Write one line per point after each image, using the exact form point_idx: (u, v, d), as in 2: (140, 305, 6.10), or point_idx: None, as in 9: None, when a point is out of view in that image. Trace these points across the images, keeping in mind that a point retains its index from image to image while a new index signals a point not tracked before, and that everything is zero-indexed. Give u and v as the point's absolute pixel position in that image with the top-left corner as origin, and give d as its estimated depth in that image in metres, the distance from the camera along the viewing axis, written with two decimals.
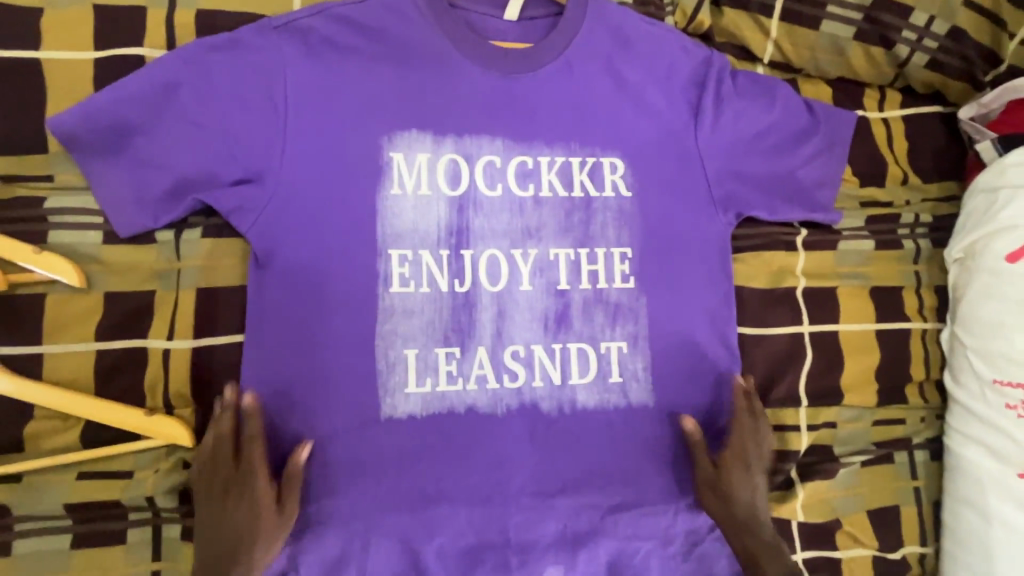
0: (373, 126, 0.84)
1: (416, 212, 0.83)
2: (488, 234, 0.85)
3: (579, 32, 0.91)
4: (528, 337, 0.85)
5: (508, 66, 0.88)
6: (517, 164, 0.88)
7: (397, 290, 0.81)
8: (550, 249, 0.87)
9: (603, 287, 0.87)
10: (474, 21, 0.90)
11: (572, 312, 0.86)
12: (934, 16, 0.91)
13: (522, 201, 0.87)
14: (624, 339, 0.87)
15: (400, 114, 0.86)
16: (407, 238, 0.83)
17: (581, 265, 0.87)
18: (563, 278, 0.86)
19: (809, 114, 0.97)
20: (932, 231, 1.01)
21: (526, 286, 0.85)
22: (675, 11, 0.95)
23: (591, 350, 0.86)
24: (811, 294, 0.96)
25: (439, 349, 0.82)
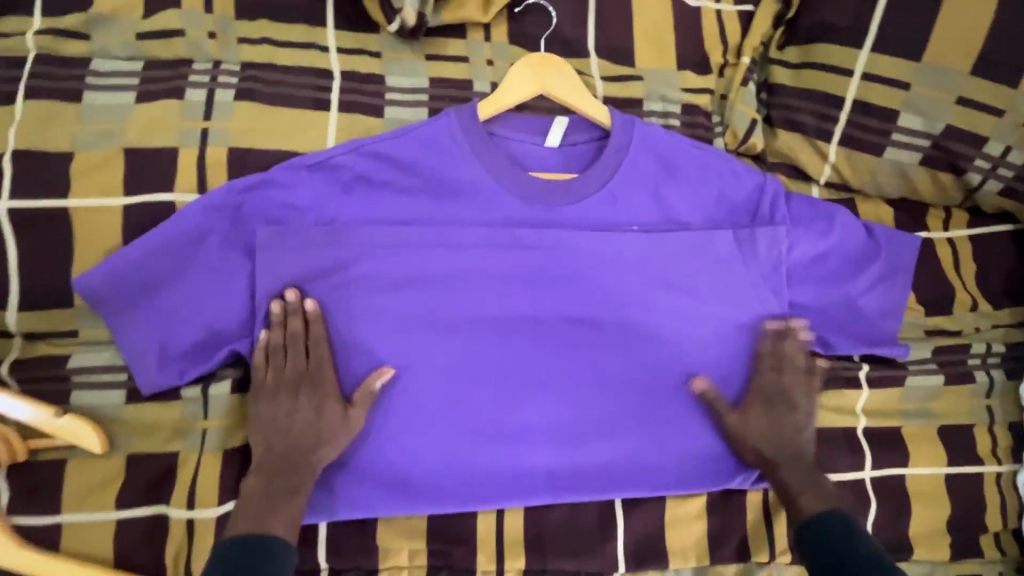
0: (405, 247, 0.81)
1: (450, 320, 0.81)
2: (534, 325, 0.83)
3: (624, 162, 0.86)
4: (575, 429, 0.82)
5: (549, 198, 0.84)
6: (554, 274, 0.84)
7: (435, 401, 0.79)
8: (600, 355, 0.84)
9: (654, 376, 0.84)
10: (513, 149, 0.87)
11: (616, 403, 0.83)
12: (1011, 145, 0.82)
13: (565, 309, 0.84)
14: (678, 440, 0.84)
15: (433, 236, 0.81)
16: (447, 330, 0.80)
17: (624, 380, 0.84)
18: (606, 388, 0.83)
19: (873, 244, 0.90)
20: (1005, 360, 0.93)
21: (573, 373, 0.83)
22: (725, 131, 0.90)
23: (640, 450, 0.83)
24: (874, 435, 0.88)
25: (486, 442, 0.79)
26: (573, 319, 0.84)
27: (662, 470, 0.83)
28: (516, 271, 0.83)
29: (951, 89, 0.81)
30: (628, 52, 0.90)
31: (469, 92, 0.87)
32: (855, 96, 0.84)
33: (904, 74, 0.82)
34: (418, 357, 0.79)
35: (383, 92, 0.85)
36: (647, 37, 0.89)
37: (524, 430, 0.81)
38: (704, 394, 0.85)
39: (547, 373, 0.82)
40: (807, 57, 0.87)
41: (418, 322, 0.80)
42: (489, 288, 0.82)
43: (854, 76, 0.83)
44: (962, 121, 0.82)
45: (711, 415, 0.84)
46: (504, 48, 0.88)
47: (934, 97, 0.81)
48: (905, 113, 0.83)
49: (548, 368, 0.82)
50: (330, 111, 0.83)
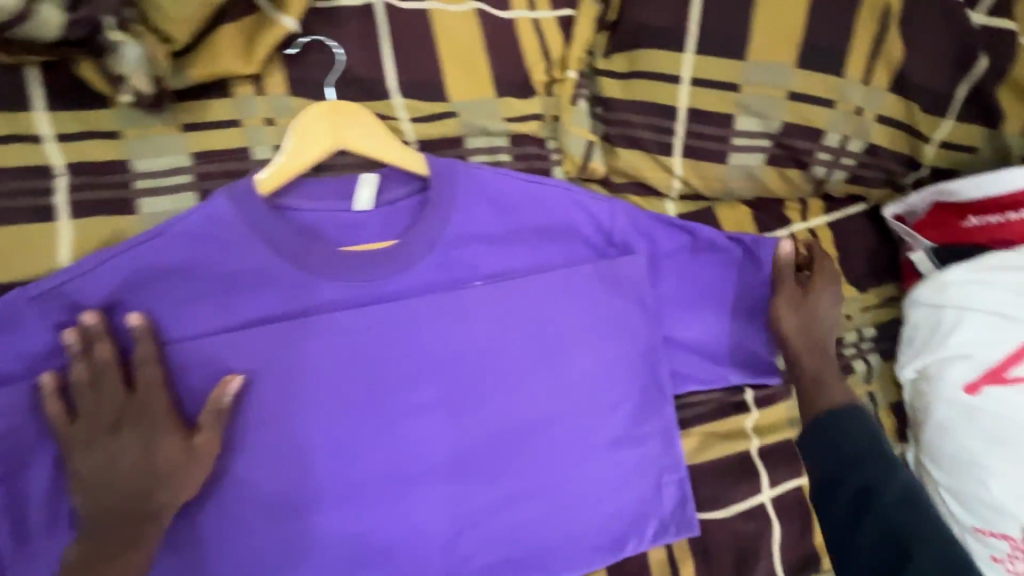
0: (196, 367, 0.67)
1: (274, 441, 0.68)
2: (379, 422, 0.71)
3: (452, 216, 0.74)
4: (448, 531, 0.72)
5: (368, 274, 0.71)
6: (394, 357, 0.72)
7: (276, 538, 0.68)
8: (465, 439, 0.73)
9: (526, 451, 0.75)
10: (315, 221, 0.71)
11: (493, 487, 0.73)
12: (849, 136, 0.78)
13: (414, 396, 0.72)
14: (568, 512, 0.75)
15: (231, 348, 0.67)
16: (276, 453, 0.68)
17: (500, 459, 0.74)
18: (480, 474, 0.73)
19: (736, 253, 0.83)
20: (879, 343, 0.93)
21: (433, 469, 0.72)
22: (562, 158, 0.80)
23: (529, 532, 0.74)
24: (768, 452, 0.85)
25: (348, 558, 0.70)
26: (426, 405, 0.72)
27: (553, 552, 0.75)
28: (345, 368, 0.70)
29: (782, 84, 0.74)
30: (436, 84, 0.77)
31: (248, 163, 0.71)
32: (687, 104, 0.76)
33: (733, 74, 0.74)
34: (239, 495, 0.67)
35: (130, 180, 0.67)
36: (456, 65, 0.77)
37: (386, 543, 0.71)
38: (587, 454, 0.76)
39: (407, 475, 0.71)
40: (634, 64, 0.78)
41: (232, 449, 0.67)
42: (315, 394, 0.69)
43: (683, 83, 0.75)
44: (797, 116, 0.76)
45: (596, 478, 0.76)
46: (285, 101, 0.72)
47: (766, 95, 0.75)
48: (740, 116, 0.76)
49: (407, 468, 0.71)
50: (59, 219, 0.64)
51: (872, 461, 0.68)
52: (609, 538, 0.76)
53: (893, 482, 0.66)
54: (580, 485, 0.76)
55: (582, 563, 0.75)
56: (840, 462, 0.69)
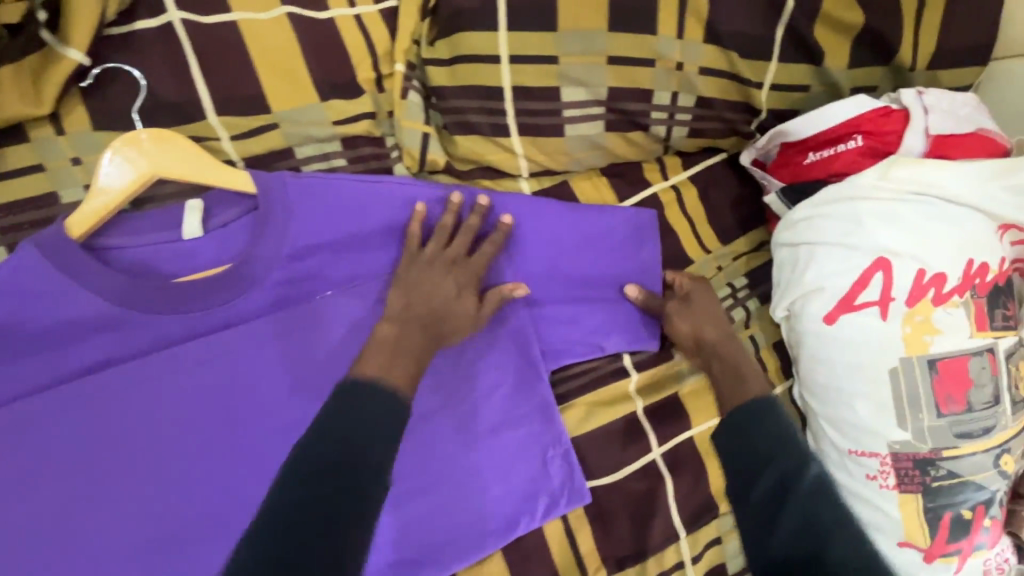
0: (40, 422, 0.66)
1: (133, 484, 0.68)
2: (243, 447, 0.71)
3: (287, 229, 0.72)
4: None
5: (206, 302, 0.70)
6: (247, 380, 0.72)
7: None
8: None
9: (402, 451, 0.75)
10: (142, 257, 0.69)
11: None
12: (676, 91, 0.79)
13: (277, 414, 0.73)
14: (452, 501, 0.76)
15: (73, 397, 0.67)
16: (139, 494, 0.68)
17: None
18: None
19: (594, 222, 0.84)
20: (754, 289, 0.94)
21: None
22: (401, 155, 0.80)
23: (415, 527, 0.75)
24: (654, 412, 0.86)
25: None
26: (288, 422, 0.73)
27: (446, 546, 0.75)
28: (199, 397, 0.70)
29: (598, 50, 0.74)
30: (254, 96, 0.74)
31: (56, 208, 0.69)
32: (512, 82, 0.76)
33: (548, 47, 0.74)
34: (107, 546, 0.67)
35: None
36: (272, 72, 0.74)
37: None
38: (463, 442, 0.78)
39: None
40: (456, 49, 0.76)
41: (92, 501, 0.66)
42: (173, 432, 0.69)
43: (502, 61, 0.75)
44: (620, 80, 0.76)
45: (479, 465, 0.78)
46: (91, 137, 0.70)
47: (585, 63, 0.75)
48: (565, 87, 0.76)
49: None
50: None
51: (783, 455, 0.65)
52: (497, 521, 0.77)
53: (810, 471, 0.63)
54: (461, 473, 0.77)
55: (475, 551, 0.76)
56: (759, 457, 0.66)
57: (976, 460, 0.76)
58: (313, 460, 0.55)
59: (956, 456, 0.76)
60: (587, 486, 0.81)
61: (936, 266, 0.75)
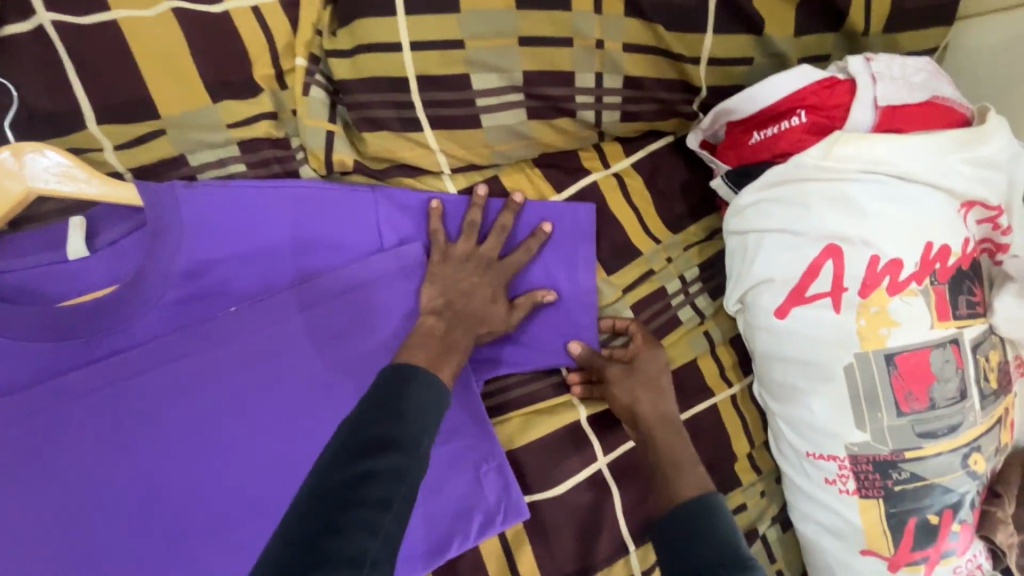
0: None
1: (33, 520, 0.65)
2: (149, 478, 0.68)
3: (180, 242, 0.67)
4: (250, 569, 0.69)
5: (97, 326, 0.66)
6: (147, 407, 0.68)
7: None
8: (248, 475, 0.70)
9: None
10: (25, 280, 0.65)
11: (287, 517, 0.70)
12: (600, 72, 0.72)
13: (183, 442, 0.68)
14: None
15: None
16: (40, 530, 0.65)
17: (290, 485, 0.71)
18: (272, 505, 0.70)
19: (522, 220, 0.79)
20: (707, 282, 0.87)
21: (220, 512, 0.69)
22: (307, 156, 0.74)
23: None
24: (599, 419, 0.80)
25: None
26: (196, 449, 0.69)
27: None
28: (97, 427, 0.67)
29: (508, 30, 0.68)
30: (138, 100, 0.68)
31: None
32: (418, 72, 0.69)
33: (453, 30, 0.67)
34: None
35: None
36: (154, 72, 0.68)
37: None
38: None
39: (192, 524, 0.68)
40: (357, 38, 0.70)
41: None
42: (69, 462, 0.66)
43: (405, 49, 0.68)
44: (537, 63, 0.70)
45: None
46: None
47: (496, 47, 0.68)
48: (476, 74, 0.70)
49: (190, 515, 0.68)
50: None
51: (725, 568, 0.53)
52: (426, 543, 0.73)
53: None
54: None
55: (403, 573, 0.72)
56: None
57: (941, 461, 0.70)
58: (371, 431, 0.51)
59: (920, 457, 0.70)
60: (526, 500, 0.76)
61: (891, 251, 0.68)
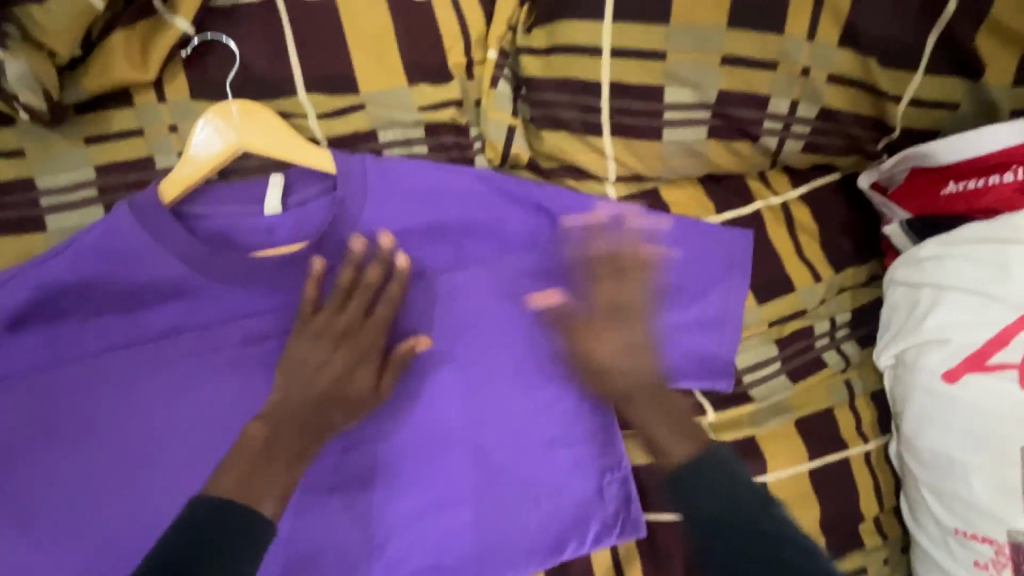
0: (115, 377, 0.67)
1: (190, 452, 0.68)
2: None
3: (364, 212, 0.71)
4: (373, 540, 0.70)
5: (281, 279, 0.70)
6: None
7: None
8: (388, 441, 0.72)
9: (453, 456, 0.73)
10: (225, 228, 0.70)
11: (417, 491, 0.72)
12: (797, 100, 0.70)
13: None
14: (499, 513, 0.72)
15: (152, 358, 0.68)
16: (196, 463, 0.67)
17: (422, 458, 0.72)
18: (403, 476, 0.72)
19: (680, 238, 0.78)
20: (855, 330, 0.83)
21: (356, 474, 0.71)
22: (484, 146, 0.76)
23: (457, 534, 0.71)
24: (725, 451, 0.78)
25: (264, 573, 0.67)
26: None
27: (490, 560, 0.72)
28: (264, 372, 0.70)
29: (713, 48, 0.67)
30: (344, 74, 0.72)
31: (151, 171, 0.70)
32: (612, 78, 0.70)
33: (656, 42, 0.68)
34: (153, 513, 0.66)
35: (38, 197, 0.68)
36: (364, 51, 0.72)
37: (310, 551, 0.69)
38: (517, 451, 0.74)
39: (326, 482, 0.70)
40: (553, 39, 0.72)
41: (143, 467, 0.67)
42: (233, 404, 0.69)
43: (604, 53, 0.69)
44: (734, 83, 0.69)
45: (530, 480, 0.74)
46: (187, 106, 0.70)
47: (696, 62, 0.68)
48: (670, 86, 0.70)
49: (328, 472, 0.70)
50: None
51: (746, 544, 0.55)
52: (545, 541, 0.73)
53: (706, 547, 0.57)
54: (512, 484, 0.73)
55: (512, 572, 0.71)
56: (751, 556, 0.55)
57: None
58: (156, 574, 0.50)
59: None
60: (644, 517, 0.75)
61: None
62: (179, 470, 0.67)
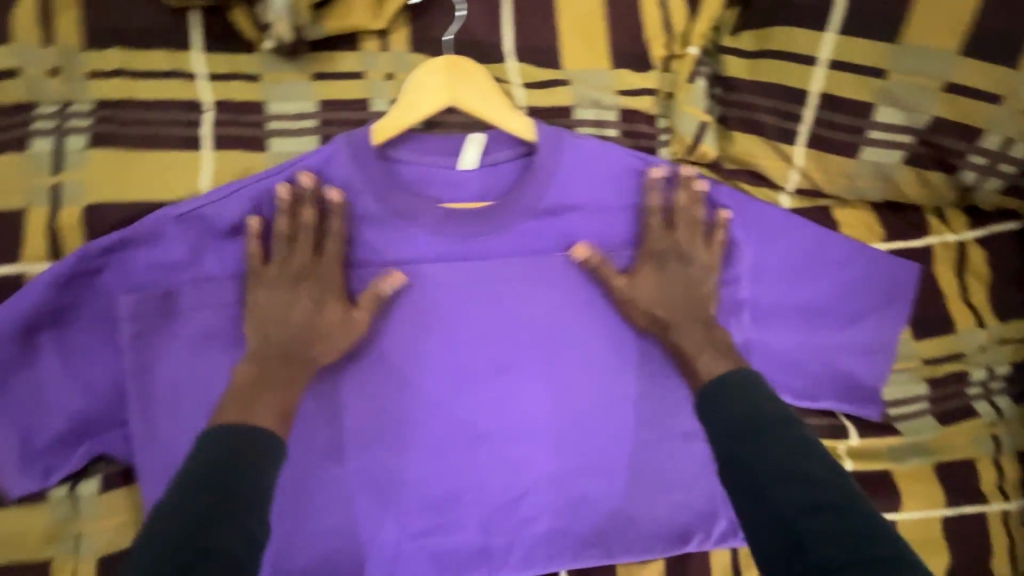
0: None
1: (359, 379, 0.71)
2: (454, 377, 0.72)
3: (553, 182, 0.73)
4: (510, 493, 0.72)
5: (465, 231, 0.72)
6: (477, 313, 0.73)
7: (352, 464, 0.70)
8: (537, 406, 0.73)
9: (598, 433, 0.73)
10: (422, 175, 0.73)
11: (559, 459, 0.73)
12: (1013, 138, 0.69)
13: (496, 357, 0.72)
14: (634, 495, 0.73)
15: None
16: (362, 390, 0.70)
17: (569, 428, 0.73)
18: (547, 442, 0.73)
19: (852, 260, 0.77)
20: (1011, 384, 0.80)
21: (503, 431, 0.72)
22: (671, 138, 0.77)
23: (591, 507, 0.73)
24: (859, 477, 0.78)
25: (407, 506, 0.70)
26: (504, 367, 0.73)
27: (620, 539, 0.73)
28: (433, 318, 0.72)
29: (935, 74, 0.68)
30: (551, 52, 0.77)
31: (366, 114, 0.74)
32: (822, 90, 0.71)
33: (876, 58, 0.69)
34: (320, 429, 0.69)
35: (264, 120, 0.72)
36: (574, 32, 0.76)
37: (451, 495, 0.71)
38: (661, 441, 0.74)
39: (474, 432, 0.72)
40: (763, 43, 0.74)
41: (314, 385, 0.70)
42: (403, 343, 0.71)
43: (819, 65, 0.71)
44: (949, 111, 0.69)
45: (668, 470, 0.74)
46: (406, 58, 0.75)
47: (914, 84, 0.69)
48: (881, 105, 0.70)
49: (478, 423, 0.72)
50: (203, 149, 0.71)
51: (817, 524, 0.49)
52: (674, 530, 0.74)
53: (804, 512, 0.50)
54: (650, 470, 0.74)
55: (642, 553, 0.73)
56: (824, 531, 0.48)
57: None
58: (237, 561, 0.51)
59: None
60: None
61: None
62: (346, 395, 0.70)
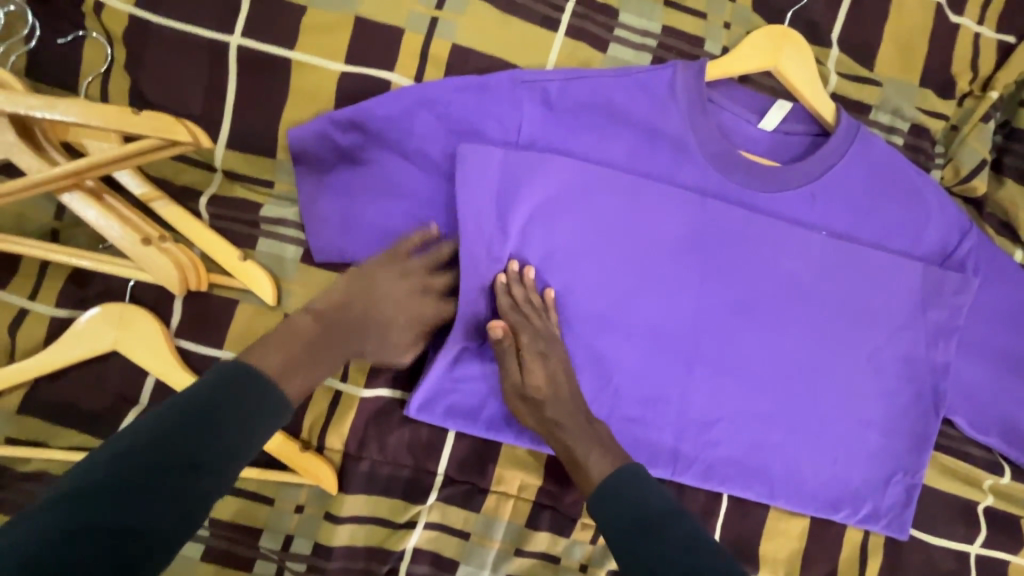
0: (599, 187, 0.76)
1: (618, 274, 0.77)
2: (694, 302, 0.79)
3: (836, 165, 0.80)
4: (707, 416, 0.81)
5: (748, 179, 0.79)
6: (734, 255, 0.80)
7: (588, 343, 0.77)
8: (752, 351, 0.81)
9: (795, 393, 0.82)
10: (727, 121, 0.81)
11: (759, 401, 0.81)
12: None
13: (735, 300, 0.80)
14: (803, 456, 0.82)
15: (628, 188, 0.77)
16: (617, 285, 0.77)
17: (773, 382, 0.81)
18: (752, 387, 0.81)
19: None
20: None
21: (721, 361, 0.80)
22: (946, 164, 0.86)
23: (768, 451, 0.82)
24: (993, 514, 0.86)
25: (616, 396, 0.78)
26: (739, 309, 0.80)
27: (781, 487, 0.82)
28: (695, 245, 0.79)
29: None
30: (872, 55, 0.83)
31: (699, 51, 0.82)
32: None
33: None
34: (575, 303, 0.77)
35: (613, 26, 0.81)
36: (896, 44, 0.83)
37: (660, 398, 0.79)
38: (843, 420, 0.83)
39: (691, 358, 0.80)
40: None
41: (582, 261, 0.77)
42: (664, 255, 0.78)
43: None
44: None
45: (836, 444, 0.83)
46: (747, 14, 0.82)
47: None
48: None
49: (702, 350, 0.80)
50: (557, 32, 0.79)
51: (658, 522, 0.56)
52: (828, 498, 0.83)
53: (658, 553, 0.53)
54: (825, 441, 0.82)
55: (797, 505, 0.82)
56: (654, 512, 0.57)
57: None
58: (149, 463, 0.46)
59: None
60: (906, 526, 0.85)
61: None
62: (604, 282, 0.77)
